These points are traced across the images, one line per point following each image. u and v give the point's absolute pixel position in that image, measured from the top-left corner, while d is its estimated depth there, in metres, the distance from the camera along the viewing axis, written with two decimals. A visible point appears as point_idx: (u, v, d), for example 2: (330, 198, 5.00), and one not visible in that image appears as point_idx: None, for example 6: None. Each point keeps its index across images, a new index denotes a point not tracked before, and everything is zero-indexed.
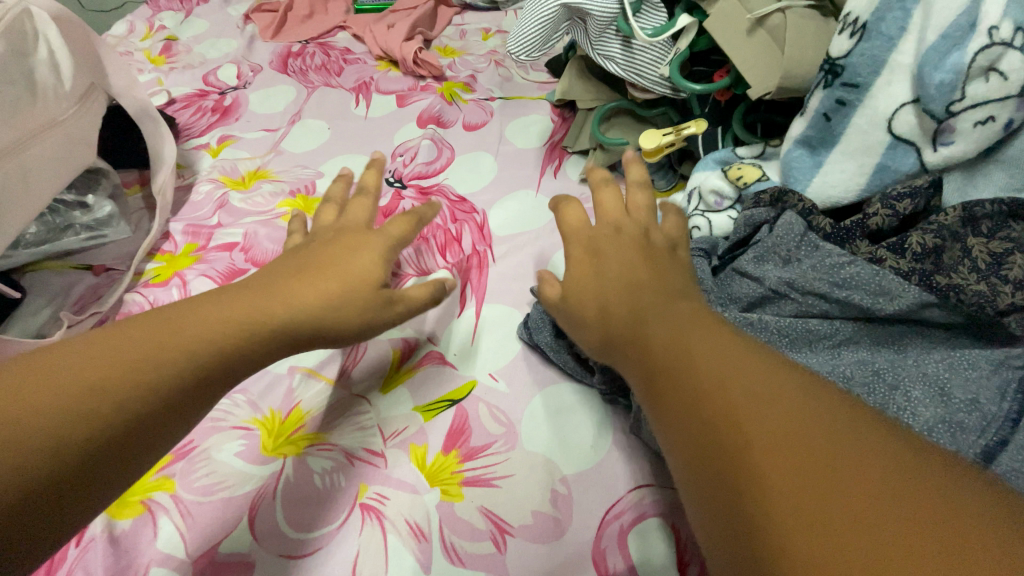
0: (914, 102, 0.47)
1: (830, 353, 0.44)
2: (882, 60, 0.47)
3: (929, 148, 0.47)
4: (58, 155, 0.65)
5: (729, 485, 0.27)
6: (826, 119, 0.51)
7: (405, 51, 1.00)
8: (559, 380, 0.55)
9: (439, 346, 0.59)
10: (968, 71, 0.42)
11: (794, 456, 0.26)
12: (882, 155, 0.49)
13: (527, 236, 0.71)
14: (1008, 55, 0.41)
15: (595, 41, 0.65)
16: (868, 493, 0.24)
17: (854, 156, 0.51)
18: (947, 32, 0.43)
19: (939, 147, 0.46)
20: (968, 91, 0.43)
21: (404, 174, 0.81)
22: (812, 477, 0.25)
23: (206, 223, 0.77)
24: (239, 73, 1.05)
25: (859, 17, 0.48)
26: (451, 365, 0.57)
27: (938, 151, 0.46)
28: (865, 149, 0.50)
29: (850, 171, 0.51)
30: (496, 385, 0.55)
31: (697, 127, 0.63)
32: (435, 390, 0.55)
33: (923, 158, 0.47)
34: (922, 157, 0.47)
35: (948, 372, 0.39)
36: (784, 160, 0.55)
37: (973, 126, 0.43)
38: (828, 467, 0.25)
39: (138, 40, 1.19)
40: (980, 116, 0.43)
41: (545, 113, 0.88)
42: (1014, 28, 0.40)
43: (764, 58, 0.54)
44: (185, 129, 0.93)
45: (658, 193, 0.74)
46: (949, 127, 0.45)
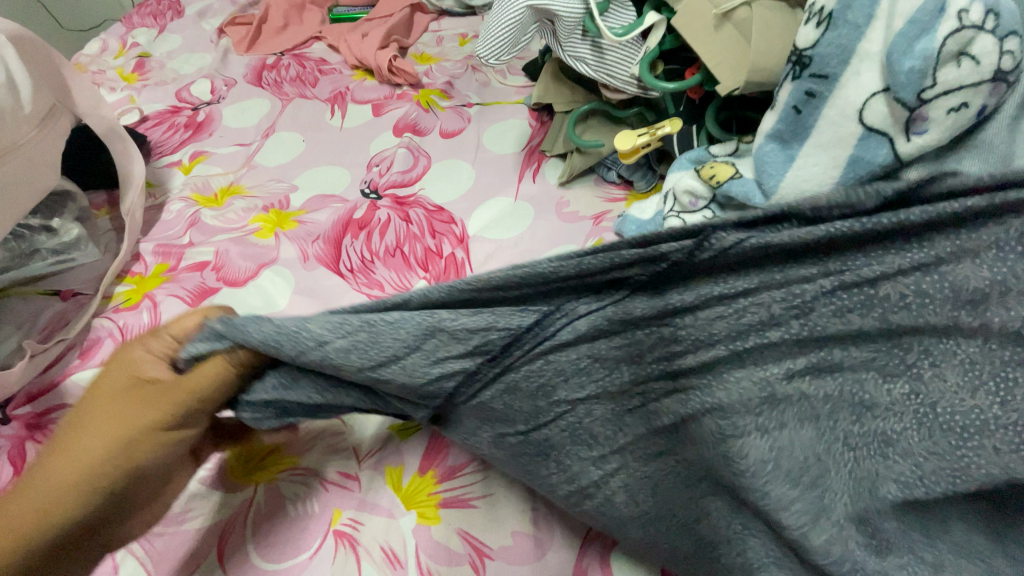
0: (884, 91, 0.46)
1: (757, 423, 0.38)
2: (851, 49, 0.46)
3: (903, 138, 0.45)
4: (20, 178, 0.64)
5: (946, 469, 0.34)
6: (796, 112, 0.50)
7: (380, 60, 0.99)
8: None
9: None
10: (939, 54, 0.41)
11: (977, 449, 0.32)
12: (854, 146, 0.48)
13: (505, 243, 0.70)
14: (980, 38, 0.40)
15: (564, 43, 0.63)
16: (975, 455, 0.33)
17: (827, 149, 0.49)
18: (914, 17, 0.42)
19: (913, 137, 0.45)
20: (940, 76, 0.42)
21: (380, 184, 0.79)
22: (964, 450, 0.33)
23: (178, 242, 0.75)
24: (213, 87, 1.04)
25: (825, 7, 0.47)
26: None
27: (912, 141, 0.45)
28: (837, 142, 0.48)
29: (822, 164, 0.49)
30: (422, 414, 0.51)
31: (671, 126, 0.61)
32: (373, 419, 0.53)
33: (896, 149, 0.46)
34: (896, 148, 0.46)
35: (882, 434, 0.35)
36: (756, 156, 0.53)
37: (947, 113, 0.42)
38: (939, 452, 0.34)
39: (111, 58, 1.18)
40: (954, 102, 0.42)
41: (523, 117, 0.86)
42: (984, 11, 0.40)
43: (731, 53, 0.53)
44: (157, 146, 0.91)
45: (638, 194, 0.73)
46: (920, 116, 0.43)
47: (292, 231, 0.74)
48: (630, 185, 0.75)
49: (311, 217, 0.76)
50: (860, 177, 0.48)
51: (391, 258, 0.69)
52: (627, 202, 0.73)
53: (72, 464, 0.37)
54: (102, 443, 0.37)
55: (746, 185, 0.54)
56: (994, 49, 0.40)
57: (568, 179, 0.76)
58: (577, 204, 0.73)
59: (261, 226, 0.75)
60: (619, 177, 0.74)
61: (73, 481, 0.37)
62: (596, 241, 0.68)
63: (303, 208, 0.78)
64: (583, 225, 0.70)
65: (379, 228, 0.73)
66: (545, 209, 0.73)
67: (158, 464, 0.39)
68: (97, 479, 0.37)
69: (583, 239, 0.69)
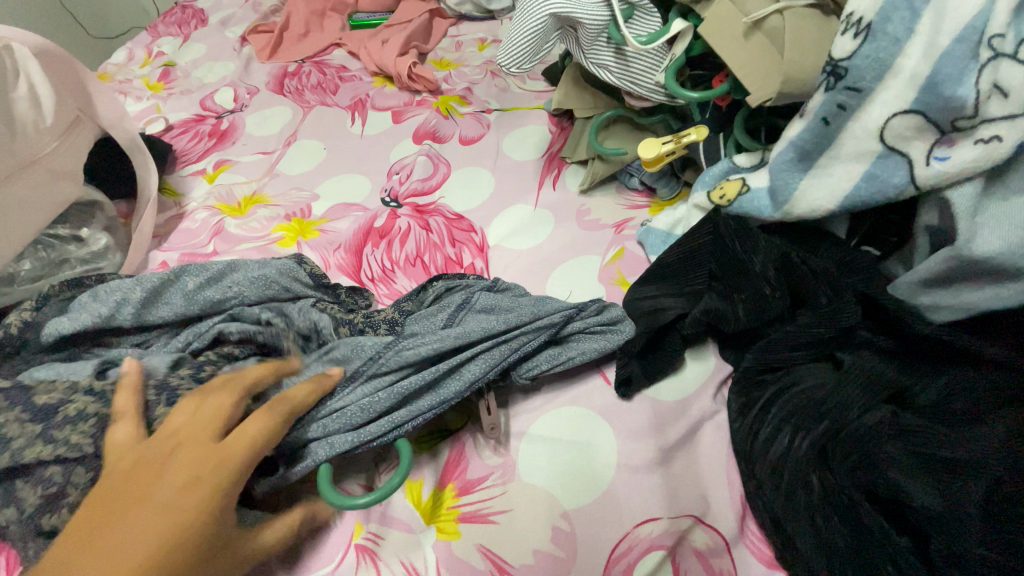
0: (908, 111, 0.43)
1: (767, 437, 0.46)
2: (887, 65, 0.43)
3: (922, 162, 0.44)
4: (39, 192, 0.65)
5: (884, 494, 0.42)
6: (825, 123, 0.47)
7: (399, 67, 0.99)
8: (575, 403, 0.52)
9: (450, 442, 0.52)
10: (978, 93, 0.40)
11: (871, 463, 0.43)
12: (873, 164, 0.46)
13: (524, 253, 0.70)
14: (1011, 68, 0.39)
15: (587, 50, 0.62)
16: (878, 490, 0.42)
17: (844, 162, 0.47)
18: (962, 35, 0.40)
19: (933, 161, 0.43)
20: (982, 110, 0.41)
21: (401, 193, 0.80)
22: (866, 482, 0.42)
23: (202, 251, 0.76)
24: (236, 96, 1.05)
25: (863, 17, 0.43)
26: (455, 466, 0.50)
27: (932, 166, 0.43)
28: (856, 157, 0.47)
29: (839, 176, 0.48)
30: (421, 538, 0.47)
31: (697, 134, 0.60)
32: (390, 522, 0.48)
33: (913, 171, 0.44)
34: (913, 172, 0.44)
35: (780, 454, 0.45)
36: (772, 164, 0.51)
37: (976, 144, 0.41)
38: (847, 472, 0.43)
39: (136, 67, 1.20)
40: (986, 134, 0.41)
41: (543, 123, 0.86)
42: (1018, 40, 0.38)
43: (763, 62, 0.50)
44: (182, 155, 0.93)
45: (661, 202, 0.72)
46: (949, 139, 0.43)
47: (313, 240, 0.75)
48: (653, 192, 0.73)
49: (332, 225, 0.76)
50: (891, 196, 0.46)
51: (411, 268, 0.70)
52: (650, 210, 0.71)
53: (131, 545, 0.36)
54: (152, 537, 0.37)
55: (757, 199, 0.53)
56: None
57: (589, 186, 0.75)
58: (599, 212, 0.73)
59: (283, 234, 0.76)
60: (642, 184, 0.73)
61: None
62: (617, 251, 0.67)
63: (325, 217, 0.78)
64: (604, 233, 0.70)
65: (399, 237, 0.73)
66: (567, 217, 0.73)
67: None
68: (183, 541, 0.37)
69: (604, 248, 0.68)
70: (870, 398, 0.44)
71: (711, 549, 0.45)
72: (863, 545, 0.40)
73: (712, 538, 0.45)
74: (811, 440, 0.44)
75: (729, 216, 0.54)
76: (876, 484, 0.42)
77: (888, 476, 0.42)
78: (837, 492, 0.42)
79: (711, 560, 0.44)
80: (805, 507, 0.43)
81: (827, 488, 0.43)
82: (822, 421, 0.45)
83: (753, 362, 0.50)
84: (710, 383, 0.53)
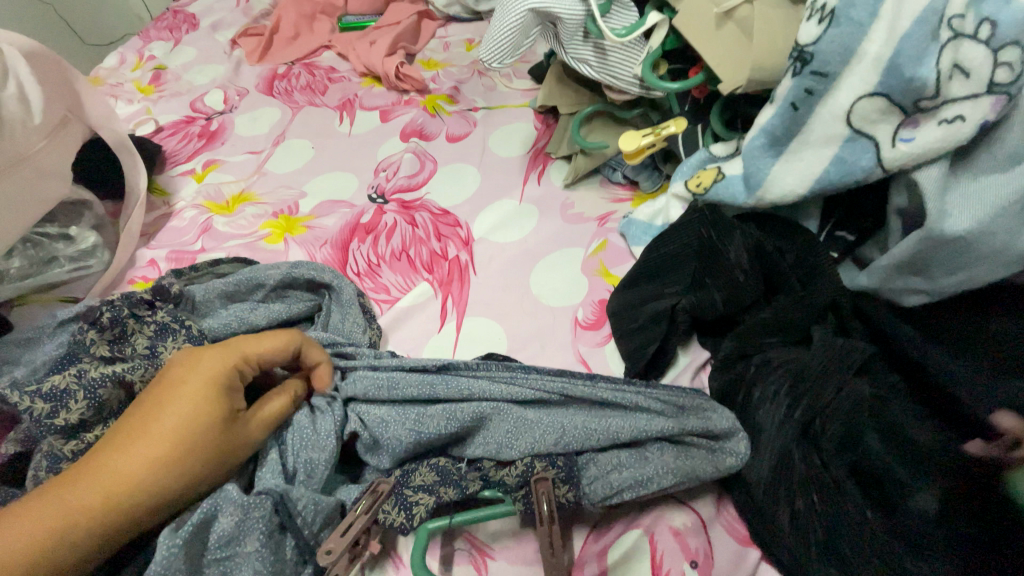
0: (873, 94, 0.44)
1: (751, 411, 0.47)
2: (852, 49, 0.44)
3: (888, 144, 0.45)
4: (27, 190, 0.66)
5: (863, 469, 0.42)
6: (793, 109, 0.47)
7: (387, 67, 1.00)
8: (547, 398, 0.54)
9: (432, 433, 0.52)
10: (939, 74, 0.41)
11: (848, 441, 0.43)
12: (841, 147, 0.47)
13: (508, 246, 0.70)
14: (973, 48, 0.40)
15: (567, 45, 0.63)
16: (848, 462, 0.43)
17: (813, 146, 0.48)
18: (921, 18, 0.41)
19: (898, 143, 0.44)
20: (944, 90, 0.42)
21: (387, 189, 0.80)
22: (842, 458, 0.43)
23: (190, 249, 0.77)
24: (226, 98, 1.06)
25: (827, 3, 0.44)
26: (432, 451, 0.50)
27: (897, 148, 0.44)
28: (825, 141, 0.47)
29: (809, 161, 0.49)
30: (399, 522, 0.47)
31: (675, 126, 0.61)
32: None
33: (880, 153, 0.45)
34: (880, 154, 0.45)
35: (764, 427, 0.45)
36: (744, 150, 0.51)
37: (940, 124, 0.42)
38: (826, 447, 0.43)
39: (128, 71, 1.21)
40: (949, 115, 0.42)
41: (529, 119, 0.87)
42: (980, 20, 0.39)
43: (734, 51, 0.51)
44: (171, 156, 0.93)
45: (644, 195, 0.73)
46: (914, 121, 0.44)
47: (300, 236, 0.75)
48: (636, 185, 0.74)
49: (319, 222, 0.77)
50: (861, 179, 0.47)
51: (397, 262, 0.70)
52: (633, 203, 0.72)
53: (172, 410, 0.42)
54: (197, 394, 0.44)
55: (732, 186, 0.54)
56: (986, 60, 0.39)
57: (573, 180, 0.76)
58: (583, 205, 0.74)
59: (271, 231, 0.77)
60: (625, 177, 0.74)
61: (78, 503, 0.39)
62: (600, 243, 0.68)
63: (312, 214, 0.79)
64: (587, 226, 0.71)
65: (386, 233, 0.74)
66: (551, 211, 0.74)
67: (210, 480, 0.44)
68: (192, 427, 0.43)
69: (587, 240, 0.69)
70: (845, 369, 0.45)
71: (689, 528, 0.45)
72: (853, 515, 0.40)
73: (687, 516, 0.45)
74: (796, 424, 0.44)
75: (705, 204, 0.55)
76: (853, 460, 0.42)
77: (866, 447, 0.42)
78: (825, 476, 0.42)
79: (688, 540, 0.44)
80: (779, 484, 0.43)
81: (812, 468, 0.42)
82: (814, 403, 0.44)
83: (733, 347, 0.50)
84: (689, 370, 0.53)
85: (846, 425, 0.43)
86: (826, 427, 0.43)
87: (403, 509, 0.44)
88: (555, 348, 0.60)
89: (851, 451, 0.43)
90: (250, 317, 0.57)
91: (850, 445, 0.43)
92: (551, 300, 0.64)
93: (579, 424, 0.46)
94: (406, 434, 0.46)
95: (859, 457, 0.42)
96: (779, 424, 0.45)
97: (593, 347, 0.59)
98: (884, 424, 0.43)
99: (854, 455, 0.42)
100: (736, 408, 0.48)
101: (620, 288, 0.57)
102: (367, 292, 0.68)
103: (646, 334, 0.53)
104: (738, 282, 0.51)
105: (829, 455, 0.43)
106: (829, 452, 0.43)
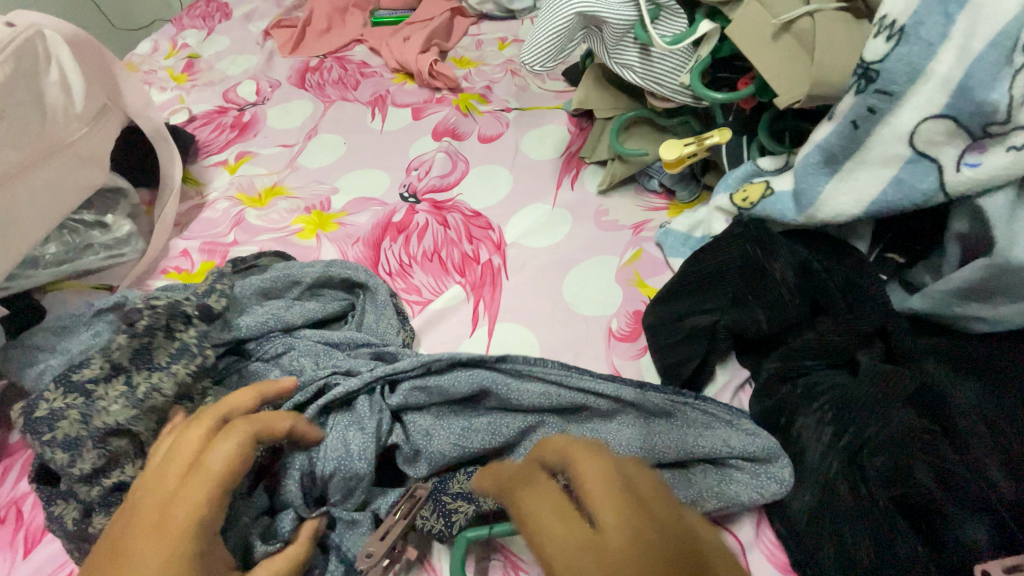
0: (939, 116, 0.43)
1: (794, 432, 0.46)
2: (920, 68, 0.43)
3: (952, 168, 0.43)
4: (66, 177, 0.66)
5: (915, 501, 0.41)
6: (853, 127, 0.46)
7: (420, 63, 0.99)
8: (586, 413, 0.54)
9: None
10: (1013, 99, 0.40)
11: (904, 473, 0.41)
12: (901, 168, 0.46)
13: (541, 251, 0.70)
14: None
15: (612, 50, 0.62)
16: (901, 492, 0.41)
17: (872, 166, 0.47)
18: (997, 40, 0.39)
19: (964, 167, 0.43)
20: (1016, 116, 0.40)
21: (419, 188, 0.80)
22: (896, 490, 0.41)
23: (223, 241, 0.77)
24: (258, 89, 1.06)
25: (896, 20, 0.43)
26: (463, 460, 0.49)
27: (962, 172, 0.43)
28: (884, 161, 0.46)
29: (866, 181, 0.47)
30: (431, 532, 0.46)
31: (720, 136, 0.60)
32: None
33: (943, 177, 0.44)
34: (942, 178, 0.44)
35: (805, 452, 0.45)
36: (798, 167, 0.50)
37: (1010, 151, 0.41)
38: (881, 479, 0.41)
39: (161, 58, 1.22)
40: (1019, 141, 0.40)
41: (563, 122, 0.86)
42: None
43: (791, 64, 0.50)
44: (204, 146, 0.94)
45: (680, 205, 0.72)
46: (981, 146, 0.43)
47: (332, 233, 0.75)
48: (672, 194, 0.73)
49: (351, 219, 0.77)
50: (920, 203, 0.46)
51: (428, 263, 0.70)
52: (669, 212, 0.71)
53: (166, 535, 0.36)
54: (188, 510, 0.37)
55: (780, 202, 0.53)
56: None
57: (608, 187, 0.75)
58: (617, 213, 0.73)
59: (302, 226, 0.77)
60: (661, 186, 0.73)
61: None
62: (635, 252, 0.67)
63: (343, 210, 0.79)
64: (622, 234, 0.70)
65: (417, 232, 0.73)
66: (585, 217, 0.73)
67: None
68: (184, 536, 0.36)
69: (622, 249, 0.68)
70: (894, 397, 0.43)
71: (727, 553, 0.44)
72: (905, 551, 0.39)
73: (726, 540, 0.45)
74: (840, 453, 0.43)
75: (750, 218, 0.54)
76: (907, 491, 0.41)
77: (917, 476, 0.41)
78: (875, 508, 0.41)
79: None
80: (821, 512, 0.42)
81: (859, 499, 0.41)
82: (856, 432, 0.43)
83: (775, 367, 0.49)
84: (728, 388, 0.52)
85: (903, 453, 0.41)
86: (882, 454, 0.42)
87: (442, 516, 0.43)
88: (589, 358, 0.59)
89: (906, 481, 0.41)
90: (286, 315, 0.57)
91: (904, 475, 0.41)
92: (584, 309, 0.63)
93: (620, 441, 0.46)
94: (450, 450, 0.46)
95: (911, 489, 0.41)
96: (825, 452, 0.44)
97: (627, 358, 0.59)
98: (936, 454, 0.41)
99: (908, 485, 0.41)
100: (778, 431, 0.47)
101: (658, 300, 0.56)
102: (399, 292, 0.67)
103: (685, 349, 0.52)
104: (781, 300, 0.50)
105: (880, 484, 0.41)
106: (882, 483, 0.41)
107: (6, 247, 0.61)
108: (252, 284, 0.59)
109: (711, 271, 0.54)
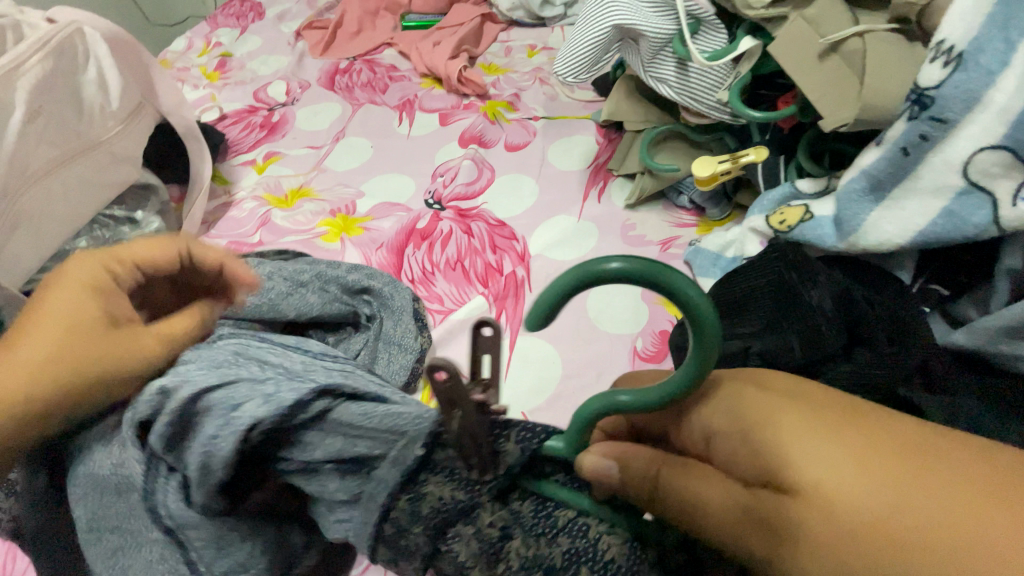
0: (996, 146, 0.41)
1: None
2: (978, 96, 0.41)
3: (1007, 202, 0.41)
4: (98, 172, 0.67)
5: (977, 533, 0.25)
6: (903, 154, 0.45)
7: (449, 69, 0.99)
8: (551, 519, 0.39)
9: None
10: None
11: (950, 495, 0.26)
12: (952, 200, 0.44)
13: (565, 264, 0.69)
14: None
15: (648, 63, 0.61)
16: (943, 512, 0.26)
17: (921, 195, 0.45)
18: None
19: (1019, 202, 0.41)
20: None
21: (443, 196, 0.79)
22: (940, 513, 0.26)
23: (248, 240, 0.78)
24: (288, 89, 1.07)
25: (955, 45, 0.42)
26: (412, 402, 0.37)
27: (1017, 207, 0.41)
28: (934, 191, 0.45)
29: (913, 210, 0.46)
30: None
31: (756, 155, 0.58)
32: None
33: (997, 211, 0.42)
34: (997, 212, 0.42)
35: None
36: (841, 190, 0.49)
37: None
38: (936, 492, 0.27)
39: (195, 56, 1.23)
40: None
41: (591, 133, 0.85)
42: None
43: (838, 86, 0.48)
44: (233, 145, 0.95)
45: (710, 223, 0.70)
46: None
47: (356, 237, 0.75)
48: (702, 212, 0.72)
49: (375, 224, 0.77)
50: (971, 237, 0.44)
51: (451, 271, 0.69)
52: (698, 230, 0.70)
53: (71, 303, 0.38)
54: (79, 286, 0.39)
55: (820, 227, 0.51)
56: None
57: (635, 201, 0.73)
58: (645, 228, 0.71)
59: (327, 229, 0.77)
60: (691, 203, 0.71)
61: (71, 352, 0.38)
62: None
63: (368, 215, 0.79)
64: (648, 250, 0.68)
65: (441, 240, 0.73)
66: (611, 231, 0.72)
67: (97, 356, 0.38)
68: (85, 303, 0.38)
69: None
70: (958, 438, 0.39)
71: None
72: None
73: None
74: None
75: (786, 241, 0.53)
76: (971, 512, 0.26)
77: None
78: None
79: None
80: None
81: None
82: None
83: None
84: None
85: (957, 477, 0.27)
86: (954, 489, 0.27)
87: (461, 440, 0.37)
88: (612, 378, 0.58)
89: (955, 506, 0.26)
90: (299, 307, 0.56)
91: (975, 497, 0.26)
92: (608, 325, 0.62)
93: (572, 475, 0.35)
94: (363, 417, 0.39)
95: None
96: None
97: None
98: None
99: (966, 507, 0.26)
100: None
101: (684, 322, 0.54)
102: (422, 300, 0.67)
103: None
104: (819, 328, 0.48)
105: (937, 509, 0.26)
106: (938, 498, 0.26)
107: (39, 239, 0.62)
108: (259, 264, 0.62)
109: (746, 292, 0.52)
